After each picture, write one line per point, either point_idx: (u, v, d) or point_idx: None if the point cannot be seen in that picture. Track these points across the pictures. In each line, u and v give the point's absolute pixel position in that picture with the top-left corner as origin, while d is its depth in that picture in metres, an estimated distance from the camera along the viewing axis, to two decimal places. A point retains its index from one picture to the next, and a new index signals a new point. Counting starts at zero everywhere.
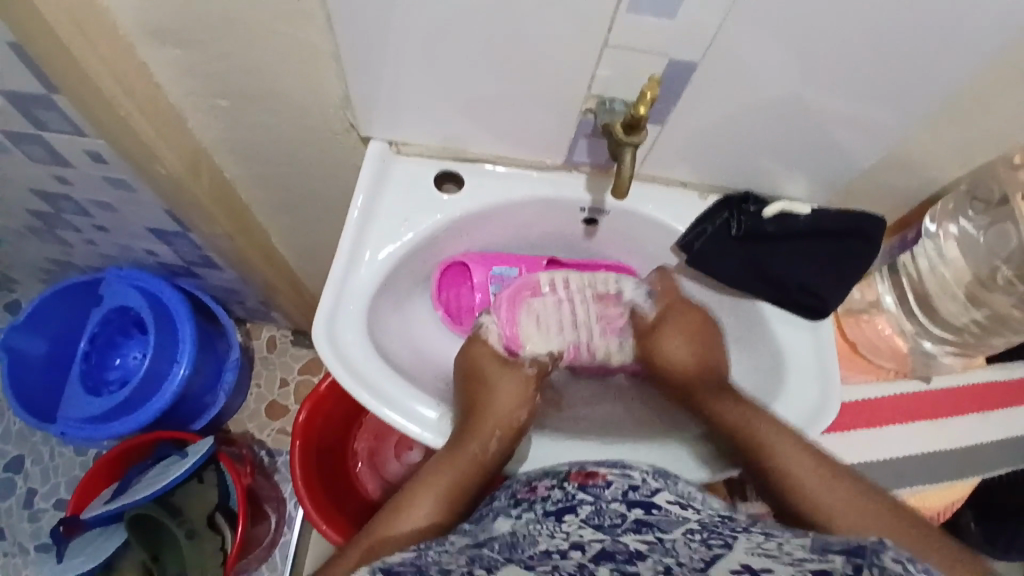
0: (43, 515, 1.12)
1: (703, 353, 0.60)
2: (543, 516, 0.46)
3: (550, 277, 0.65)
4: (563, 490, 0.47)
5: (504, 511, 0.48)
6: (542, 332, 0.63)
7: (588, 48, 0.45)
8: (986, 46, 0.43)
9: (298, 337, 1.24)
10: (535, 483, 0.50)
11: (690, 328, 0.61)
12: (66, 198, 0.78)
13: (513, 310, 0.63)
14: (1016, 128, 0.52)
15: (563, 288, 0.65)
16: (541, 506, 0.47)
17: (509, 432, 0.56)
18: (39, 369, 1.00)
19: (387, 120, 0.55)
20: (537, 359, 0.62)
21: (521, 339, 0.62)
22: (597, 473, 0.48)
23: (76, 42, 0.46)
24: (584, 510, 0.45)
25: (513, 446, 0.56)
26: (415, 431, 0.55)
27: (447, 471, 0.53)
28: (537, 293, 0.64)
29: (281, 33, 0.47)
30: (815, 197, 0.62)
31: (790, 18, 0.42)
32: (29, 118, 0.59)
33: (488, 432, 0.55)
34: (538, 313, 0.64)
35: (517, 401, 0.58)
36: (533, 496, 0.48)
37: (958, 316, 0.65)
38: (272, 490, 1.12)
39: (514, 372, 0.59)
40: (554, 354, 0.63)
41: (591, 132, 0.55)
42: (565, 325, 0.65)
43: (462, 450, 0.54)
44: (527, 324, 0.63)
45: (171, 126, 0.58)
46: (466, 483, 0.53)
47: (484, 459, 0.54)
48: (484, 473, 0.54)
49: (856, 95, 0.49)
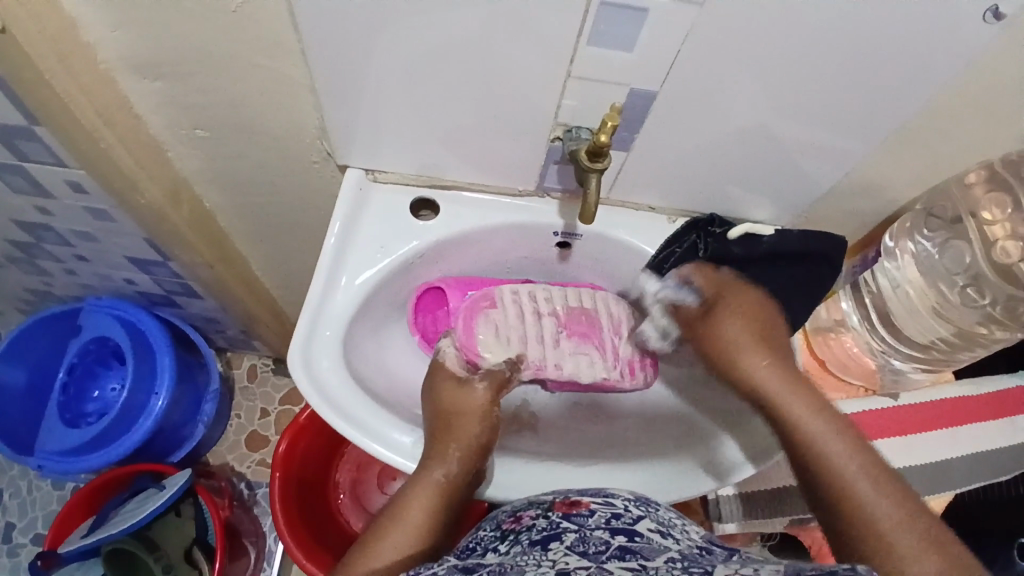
0: (20, 550, 1.09)
1: (767, 343, 0.58)
2: (529, 546, 0.44)
3: (513, 290, 0.63)
4: (547, 519, 0.47)
5: (491, 545, 0.47)
6: (501, 340, 0.60)
7: (555, 78, 0.47)
8: (932, 72, 0.46)
9: (279, 366, 1.23)
10: (520, 514, 0.50)
11: (749, 310, 0.60)
12: (47, 228, 0.79)
13: (470, 320, 0.61)
14: (964, 151, 0.55)
15: (528, 299, 0.63)
16: (526, 536, 0.45)
17: (472, 450, 0.55)
18: (16, 402, 0.98)
19: (364, 149, 0.57)
20: (492, 369, 0.59)
21: (478, 347, 0.59)
22: (581, 502, 0.49)
23: (59, 73, 0.47)
24: (569, 537, 0.44)
25: (478, 466, 0.56)
26: (387, 456, 0.55)
27: (421, 497, 0.53)
28: (495, 304, 0.62)
29: (260, 65, 0.48)
30: (780, 219, 0.64)
31: (746, 48, 0.44)
32: (12, 149, 0.60)
33: (450, 454, 0.54)
34: (497, 322, 0.61)
35: (476, 418, 0.56)
36: (518, 527, 0.47)
37: (922, 334, 0.67)
38: (251, 524, 1.10)
39: (470, 389, 0.57)
40: (513, 361, 0.60)
41: (560, 159, 0.57)
42: (529, 333, 0.61)
43: (427, 476, 0.53)
44: (485, 333, 0.60)
45: (152, 155, 0.59)
46: (438, 510, 0.53)
47: (448, 484, 0.53)
48: (457, 496, 0.54)
49: (813, 120, 0.51)
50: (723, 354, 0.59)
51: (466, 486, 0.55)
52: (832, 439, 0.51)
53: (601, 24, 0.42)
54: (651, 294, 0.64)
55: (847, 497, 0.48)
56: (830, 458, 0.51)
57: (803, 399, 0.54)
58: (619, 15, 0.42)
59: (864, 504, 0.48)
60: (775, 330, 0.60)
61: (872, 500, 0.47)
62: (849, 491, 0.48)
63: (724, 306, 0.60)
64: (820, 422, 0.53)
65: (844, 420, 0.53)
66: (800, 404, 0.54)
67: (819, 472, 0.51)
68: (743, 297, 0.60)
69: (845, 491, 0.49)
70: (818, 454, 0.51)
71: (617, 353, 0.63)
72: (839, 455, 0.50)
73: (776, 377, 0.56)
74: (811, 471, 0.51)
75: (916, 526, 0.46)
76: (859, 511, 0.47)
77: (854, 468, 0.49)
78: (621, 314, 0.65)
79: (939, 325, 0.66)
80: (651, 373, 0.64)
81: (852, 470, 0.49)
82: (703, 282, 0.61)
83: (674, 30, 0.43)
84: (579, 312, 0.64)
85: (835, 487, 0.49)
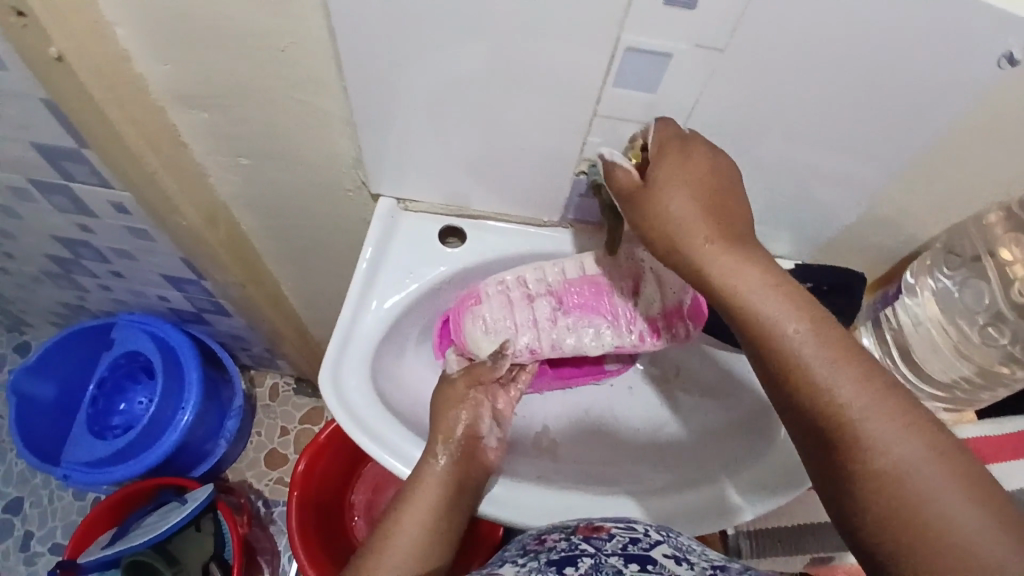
0: (38, 558, 1.11)
1: (722, 220, 0.47)
2: (546, 564, 0.44)
3: (498, 283, 0.61)
4: (568, 541, 0.48)
5: (512, 560, 0.47)
6: (489, 335, 0.60)
7: (580, 117, 0.50)
8: (948, 113, 0.47)
9: (300, 386, 1.25)
10: (545, 536, 0.50)
11: (696, 176, 0.47)
12: (86, 246, 0.82)
13: (459, 321, 0.61)
14: (985, 191, 0.55)
15: (515, 285, 0.62)
16: (545, 556, 0.46)
17: (464, 442, 0.56)
18: (45, 413, 1.01)
19: (396, 180, 0.59)
20: (476, 365, 0.60)
21: (467, 344, 0.60)
22: (603, 527, 0.50)
23: (113, 102, 0.51)
24: (584, 563, 0.44)
25: (474, 451, 0.57)
26: (397, 466, 0.56)
27: (416, 507, 0.54)
28: (480, 300, 0.61)
29: (301, 98, 0.51)
30: (799, 254, 0.66)
31: (767, 90, 0.46)
32: (59, 171, 0.64)
33: (441, 449, 0.55)
34: (486, 318, 0.60)
35: (459, 404, 0.58)
36: (540, 547, 0.48)
37: (946, 372, 0.65)
38: (268, 542, 1.13)
39: (449, 385, 0.59)
40: (496, 352, 0.60)
41: (584, 192, 0.59)
42: (518, 321, 0.61)
43: (423, 480, 0.54)
44: (473, 329, 0.60)
45: (194, 181, 0.62)
46: (440, 520, 0.54)
47: (447, 477, 0.55)
48: (460, 500, 0.55)
49: (832, 158, 0.53)
50: (676, 245, 0.47)
51: (468, 489, 0.56)
52: (807, 342, 0.42)
53: (626, 67, 0.45)
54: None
55: (834, 414, 0.41)
56: (807, 366, 0.42)
57: (770, 294, 0.44)
58: (643, 58, 0.44)
59: (852, 418, 0.40)
60: (731, 198, 0.48)
61: (863, 412, 0.40)
62: (835, 406, 0.41)
63: (669, 173, 0.47)
64: (792, 322, 0.43)
65: (826, 319, 0.44)
66: (772, 305, 0.44)
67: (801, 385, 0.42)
68: (689, 153, 0.47)
69: (830, 407, 0.41)
70: (793, 364, 0.42)
71: (629, 317, 0.62)
72: (818, 360, 0.42)
73: (736, 266, 0.45)
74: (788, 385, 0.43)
75: (915, 427, 0.39)
76: (847, 426, 0.40)
77: (835, 373, 0.41)
78: (634, 270, 0.62)
79: (960, 364, 0.64)
80: (680, 327, 0.62)
81: (836, 375, 0.41)
82: (656, 138, 0.48)
83: (695, 72, 0.45)
84: (578, 284, 0.62)
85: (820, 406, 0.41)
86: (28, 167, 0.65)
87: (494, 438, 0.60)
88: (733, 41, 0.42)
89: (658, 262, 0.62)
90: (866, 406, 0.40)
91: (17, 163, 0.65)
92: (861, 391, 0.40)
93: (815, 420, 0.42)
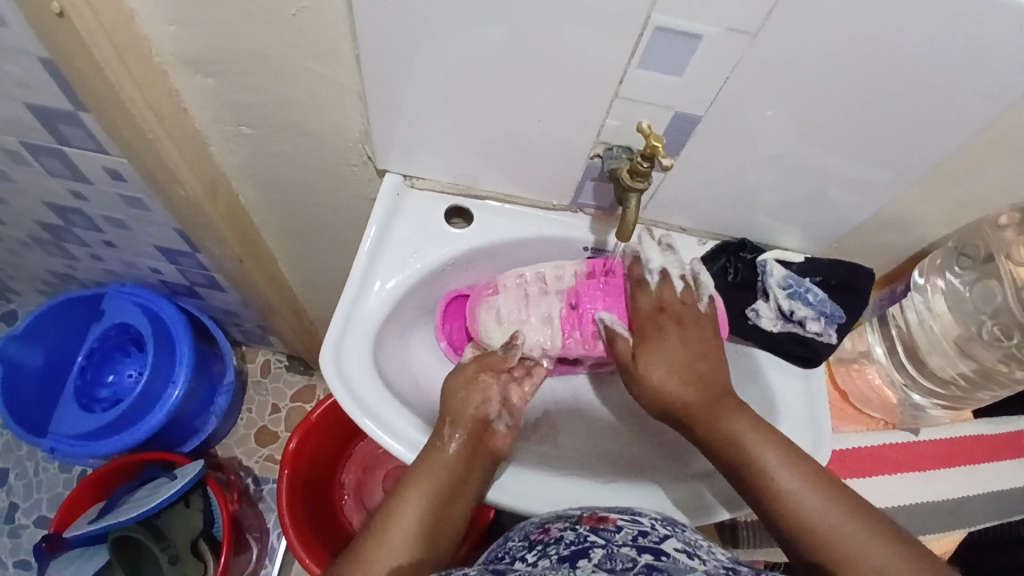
0: (23, 530, 1.10)
1: (698, 373, 0.55)
2: (557, 562, 0.43)
3: (517, 276, 0.63)
4: (575, 532, 0.47)
5: (520, 556, 0.46)
6: (500, 324, 0.62)
7: (600, 99, 0.48)
8: (976, 115, 0.46)
9: (292, 363, 1.24)
10: (548, 526, 0.49)
11: (677, 344, 0.56)
12: (79, 213, 0.80)
13: (475, 308, 0.63)
14: (1002, 195, 0.55)
15: (533, 280, 0.63)
16: (555, 550, 0.45)
17: (474, 427, 0.56)
18: (32, 382, 0.99)
19: (404, 156, 0.58)
20: (484, 355, 0.59)
21: (479, 332, 0.63)
22: (609, 518, 0.49)
23: (115, 64, 0.48)
24: (596, 554, 0.43)
25: (482, 435, 0.56)
26: (393, 446, 0.55)
27: (421, 488, 0.53)
28: (497, 291, 0.63)
29: (311, 68, 0.49)
30: (808, 247, 0.65)
31: (791, 80, 0.45)
32: (54, 134, 0.62)
33: (450, 431, 0.55)
34: (499, 309, 0.62)
35: (471, 389, 0.57)
36: (547, 538, 0.47)
37: (945, 368, 0.66)
38: (256, 519, 1.12)
39: (460, 369, 0.59)
40: (508, 343, 0.60)
41: (597, 176, 0.57)
42: (530, 315, 0.62)
43: (431, 460, 0.54)
44: (486, 318, 0.62)
45: (195, 151, 0.60)
46: (442, 506, 0.53)
47: (458, 457, 0.54)
48: (465, 486, 0.55)
49: (850, 155, 0.52)
50: (660, 403, 0.56)
51: (473, 471, 0.55)
52: (784, 471, 0.51)
53: (652, 48, 0.43)
54: (776, 278, 0.62)
55: (807, 528, 0.49)
56: (787, 491, 0.50)
57: (743, 426, 0.53)
58: (671, 39, 0.42)
59: (828, 528, 0.48)
60: (714, 354, 0.57)
61: (838, 529, 0.48)
62: (797, 512, 0.50)
63: (644, 348, 0.57)
64: (769, 455, 0.52)
65: (799, 450, 0.53)
66: (752, 437, 0.53)
67: (779, 508, 0.50)
68: (669, 326, 0.57)
69: (810, 523, 0.49)
70: (770, 488, 0.51)
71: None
72: (783, 478, 0.51)
73: (713, 414, 0.54)
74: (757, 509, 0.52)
75: (883, 541, 0.47)
76: (827, 542, 0.48)
77: (794, 485, 0.50)
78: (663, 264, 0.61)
79: (961, 362, 0.65)
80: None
81: (798, 487, 0.50)
82: (639, 304, 0.58)
83: (724, 58, 0.43)
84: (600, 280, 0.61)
85: (799, 526, 0.49)
86: (21, 128, 0.62)
87: (502, 423, 0.58)
88: (767, 26, 0.41)
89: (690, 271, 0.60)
90: (841, 522, 0.48)
91: (10, 124, 0.62)
92: (834, 509, 0.49)
93: (797, 536, 0.49)
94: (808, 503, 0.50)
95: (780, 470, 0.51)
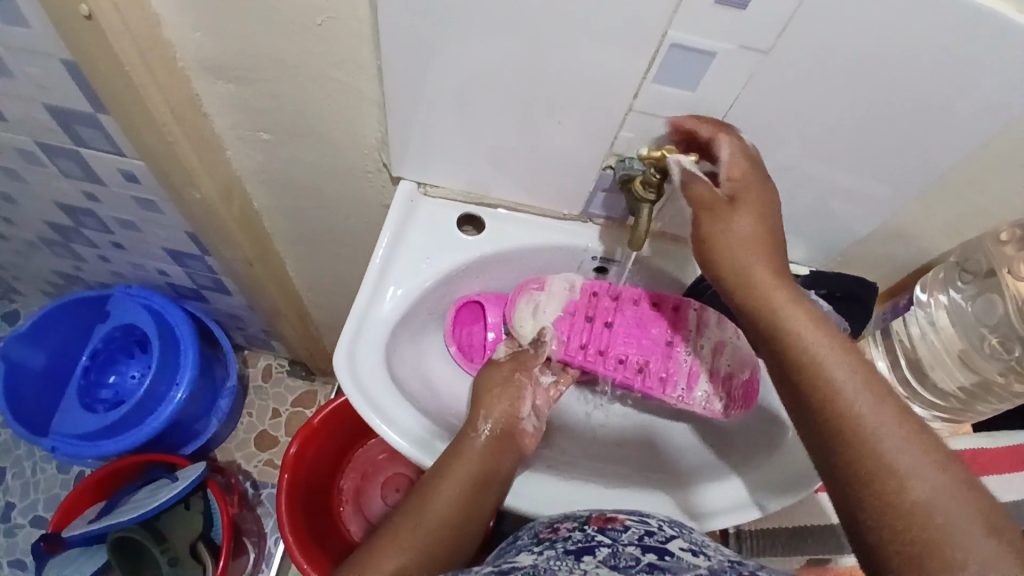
0: (18, 531, 1.10)
1: (770, 236, 0.49)
2: (563, 554, 0.45)
3: (565, 281, 0.64)
4: (583, 531, 0.48)
5: (526, 549, 0.47)
6: (533, 314, 0.63)
7: (615, 112, 0.50)
8: (978, 131, 0.47)
9: (294, 368, 1.25)
10: (558, 525, 0.50)
11: (763, 206, 0.49)
12: (89, 214, 0.81)
13: (516, 295, 0.64)
14: (1004, 211, 0.56)
15: (581, 290, 0.65)
16: (562, 545, 0.46)
17: (505, 419, 0.57)
18: (33, 381, 0.99)
19: (418, 164, 0.59)
20: (519, 350, 0.63)
21: (513, 319, 0.64)
22: (616, 519, 0.50)
23: (139, 69, 0.49)
24: (601, 552, 0.45)
25: (512, 428, 0.57)
26: (393, 437, 0.56)
27: (452, 474, 0.53)
28: (543, 287, 0.64)
29: (330, 77, 0.50)
30: (812, 260, 0.66)
31: (799, 96, 0.46)
32: (71, 135, 0.63)
33: (480, 419, 0.57)
34: (537, 304, 0.63)
35: (502, 384, 0.60)
36: (555, 536, 0.48)
37: (947, 381, 0.65)
38: (255, 524, 1.12)
39: (494, 364, 0.62)
40: (536, 338, 0.63)
41: (608, 187, 0.59)
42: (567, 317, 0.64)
43: (462, 447, 0.55)
44: (523, 308, 0.63)
45: (212, 153, 0.61)
46: (469, 497, 0.53)
47: (490, 445, 0.55)
48: (493, 477, 0.55)
49: (855, 169, 0.53)
50: (725, 262, 0.49)
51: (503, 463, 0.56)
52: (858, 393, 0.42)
53: (667, 65, 0.45)
54: None
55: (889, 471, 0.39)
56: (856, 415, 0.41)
57: (800, 319, 0.46)
58: (687, 55, 0.44)
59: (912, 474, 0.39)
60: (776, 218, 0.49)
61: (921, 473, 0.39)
62: (867, 438, 0.41)
63: (748, 194, 0.49)
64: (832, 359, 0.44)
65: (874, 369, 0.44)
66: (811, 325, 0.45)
67: (847, 431, 0.41)
68: (754, 186, 0.49)
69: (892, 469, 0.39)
70: (830, 405, 0.42)
71: (672, 365, 0.63)
72: (848, 385, 0.42)
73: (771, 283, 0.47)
74: (797, 410, 0.45)
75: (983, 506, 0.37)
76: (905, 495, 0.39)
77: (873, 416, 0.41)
78: (710, 320, 0.63)
79: (962, 374, 0.65)
80: (718, 400, 0.62)
81: (864, 400, 0.42)
82: (727, 155, 0.48)
83: (736, 73, 0.45)
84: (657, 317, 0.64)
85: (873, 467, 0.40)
86: (38, 129, 0.63)
87: (530, 424, 0.59)
88: (779, 44, 0.42)
89: (727, 334, 0.63)
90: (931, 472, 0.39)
91: (27, 125, 0.63)
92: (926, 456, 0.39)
93: (878, 485, 0.39)
94: (890, 443, 0.40)
95: (844, 377, 0.43)
